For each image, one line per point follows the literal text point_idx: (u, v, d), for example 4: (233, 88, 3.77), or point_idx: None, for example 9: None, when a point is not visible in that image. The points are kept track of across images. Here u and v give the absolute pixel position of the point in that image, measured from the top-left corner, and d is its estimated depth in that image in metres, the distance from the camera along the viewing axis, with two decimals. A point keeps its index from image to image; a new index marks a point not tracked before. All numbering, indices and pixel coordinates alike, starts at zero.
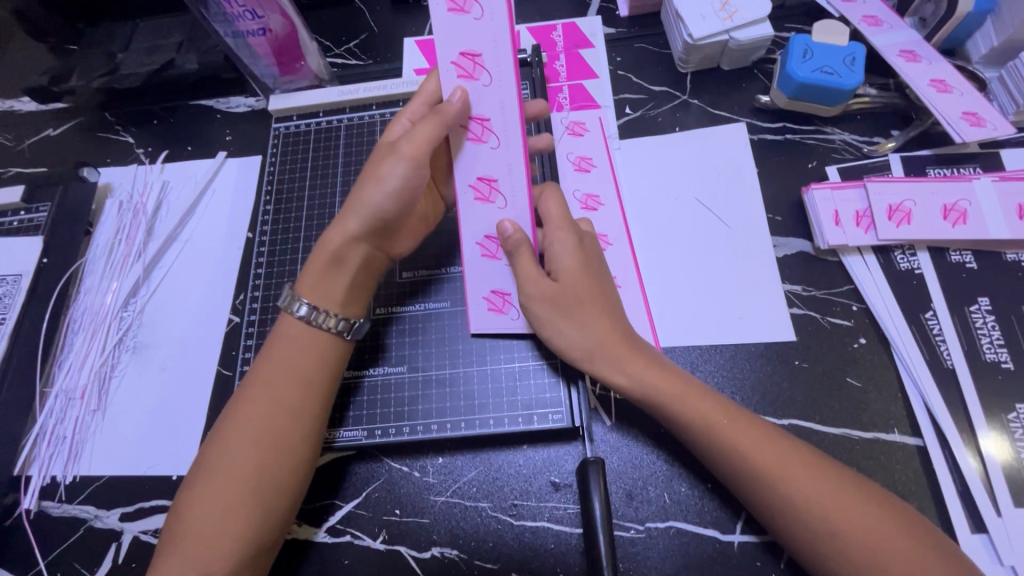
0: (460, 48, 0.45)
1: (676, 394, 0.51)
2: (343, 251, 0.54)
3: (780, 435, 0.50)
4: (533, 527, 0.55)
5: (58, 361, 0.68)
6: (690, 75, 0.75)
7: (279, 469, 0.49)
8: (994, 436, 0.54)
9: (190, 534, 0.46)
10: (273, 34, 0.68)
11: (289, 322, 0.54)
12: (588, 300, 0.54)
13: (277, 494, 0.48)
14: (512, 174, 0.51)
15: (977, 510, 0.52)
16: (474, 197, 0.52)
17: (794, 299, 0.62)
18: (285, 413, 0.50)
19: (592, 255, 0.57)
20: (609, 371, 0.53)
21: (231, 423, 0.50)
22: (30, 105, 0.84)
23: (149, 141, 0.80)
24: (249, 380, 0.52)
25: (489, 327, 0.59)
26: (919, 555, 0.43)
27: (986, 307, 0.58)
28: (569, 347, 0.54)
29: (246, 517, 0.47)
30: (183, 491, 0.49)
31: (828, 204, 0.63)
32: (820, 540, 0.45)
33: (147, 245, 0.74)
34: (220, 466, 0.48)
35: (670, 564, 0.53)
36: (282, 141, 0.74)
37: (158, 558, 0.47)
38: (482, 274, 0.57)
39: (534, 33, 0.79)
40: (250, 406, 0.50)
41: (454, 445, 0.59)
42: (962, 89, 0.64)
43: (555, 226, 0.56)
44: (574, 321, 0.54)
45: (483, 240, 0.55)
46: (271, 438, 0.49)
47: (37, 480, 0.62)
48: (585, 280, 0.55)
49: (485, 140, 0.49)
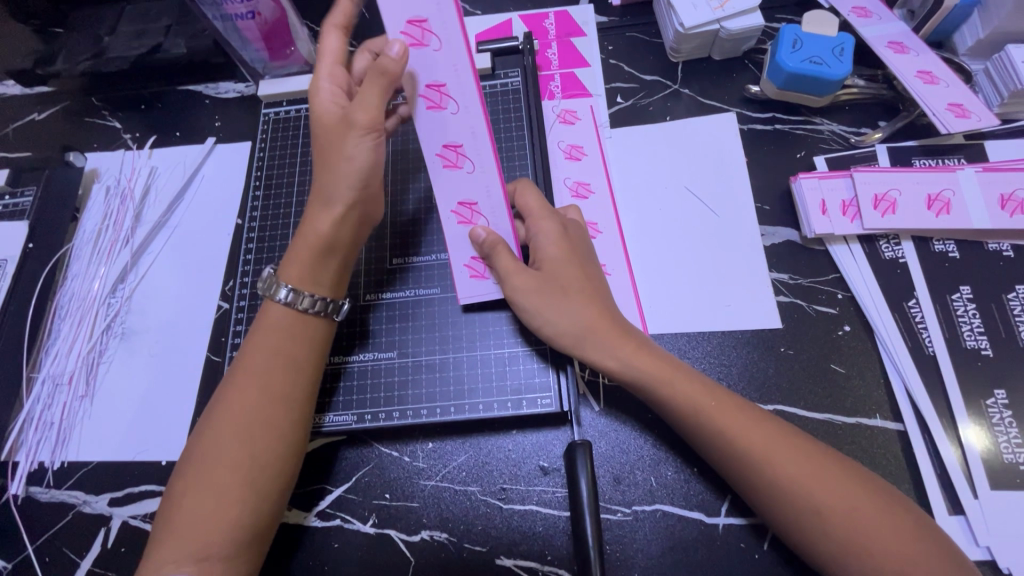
0: (404, 16, 0.42)
1: (664, 377, 0.52)
2: (333, 235, 0.54)
3: (765, 419, 0.50)
4: (522, 511, 0.56)
5: (45, 347, 0.67)
6: (681, 65, 0.75)
7: (270, 454, 0.49)
8: (973, 424, 0.55)
9: (183, 520, 0.46)
10: (262, 18, 0.67)
11: (273, 308, 0.54)
12: (575, 288, 0.55)
13: (270, 477, 0.49)
14: (476, 138, 0.48)
15: (954, 492, 0.53)
16: (442, 164, 0.50)
17: (781, 288, 0.63)
18: (275, 397, 0.50)
19: (575, 244, 0.57)
20: (602, 355, 0.53)
21: (221, 408, 0.50)
22: (15, 88, 0.82)
23: (137, 127, 0.79)
24: (237, 366, 0.52)
25: (474, 294, 0.59)
26: (901, 533, 0.44)
27: (967, 295, 0.59)
28: (564, 333, 0.54)
29: (241, 500, 0.47)
30: (174, 478, 0.49)
31: (815, 193, 0.64)
32: (805, 518, 0.46)
33: (135, 231, 0.73)
34: (209, 451, 0.48)
35: (656, 546, 0.54)
36: (271, 126, 0.73)
37: (151, 547, 0.46)
38: (459, 243, 0.56)
39: (526, 21, 0.79)
40: (238, 390, 0.50)
41: (445, 430, 0.59)
42: (948, 81, 0.65)
43: (539, 219, 0.57)
44: (562, 310, 0.54)
45: (456, 208, 0.53)
46: (262, 421, 0.49)
47: (25, 465, 0.62)
48: (572, 268, 0.56)
49: (444, 106, 0.46)
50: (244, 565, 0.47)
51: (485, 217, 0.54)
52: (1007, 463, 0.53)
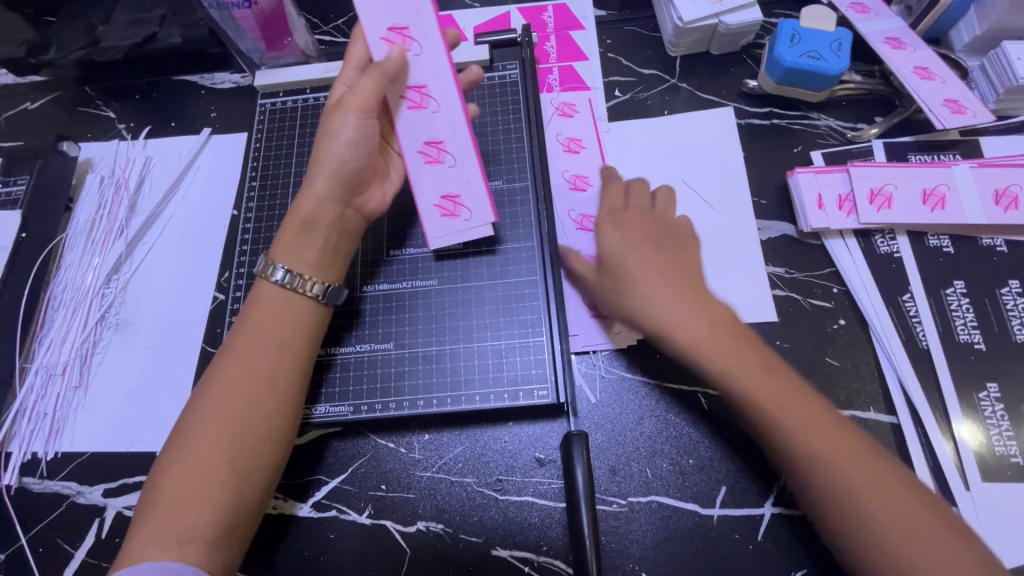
0: None
1: (721, 353, 0.50)
2: (314, 213, 0.54)
3: (809, 394, 0.50)
4: (517, 502, 0.56)
5: (38, 337, 0.67)
6: (680, 59, 0.75)
7: (257, 437, 0.49)
8: (966, 419, 0.55)
9: (165, 501, 0.45)
10: (258, 7, 0.67)
11: (265, 290, 0.53)
12: (657, 268, 0.55)
13: (255, 461, 0.48)
14: (441, 77, 0.50)
15: (946, 484, 0.54)
16: (408, 107, 0.51)
17: (777, 281, 0.63)
18: (264, 378, 0.50)
19: (649, 231, 0.58)
20: (674, 330, 0.52)
21: (209, 390, 0.49)
22: (7, 77, 0.81)
23: (131, 117, 0.79)
24: (227, 349, 0.51)
25: (444, 235, 0.57)
26: (909, 514, 0.44)
27: (961, 290, 0.60)
28: (654, 313, 0.53)
29: (225, 483, 0.47)
30: (158, 460, 0.48)
31: (811, 187, 0.64)
32: (831, 498, 0.45)
33: (130, 222, 0.72)
34: (194, 431, 0.48)
35: (651, 538, 0.54)
36: (268, 116, 0.72)
37: (132, 529, 0.45)
38: (425, 183, 0.55)
39: (524, 14, 0.79)
40: (227, 371, 0.50)
41: (439, 421, 0.59)
42: (945, 77, 0.65)
43: (614, 215, 0.60)
44: (652, 291, 0.53)
45: (423, 147, 0.53)
46: (250, 405, 0.49)
47: (18, 456, 0.62)
48: (652, 252, 0.56)
49: (407, 48, 0.49)
50: (227, 549, 0.47)
51: (451, 154, 0.54)
52: (998, 455, 0.54)
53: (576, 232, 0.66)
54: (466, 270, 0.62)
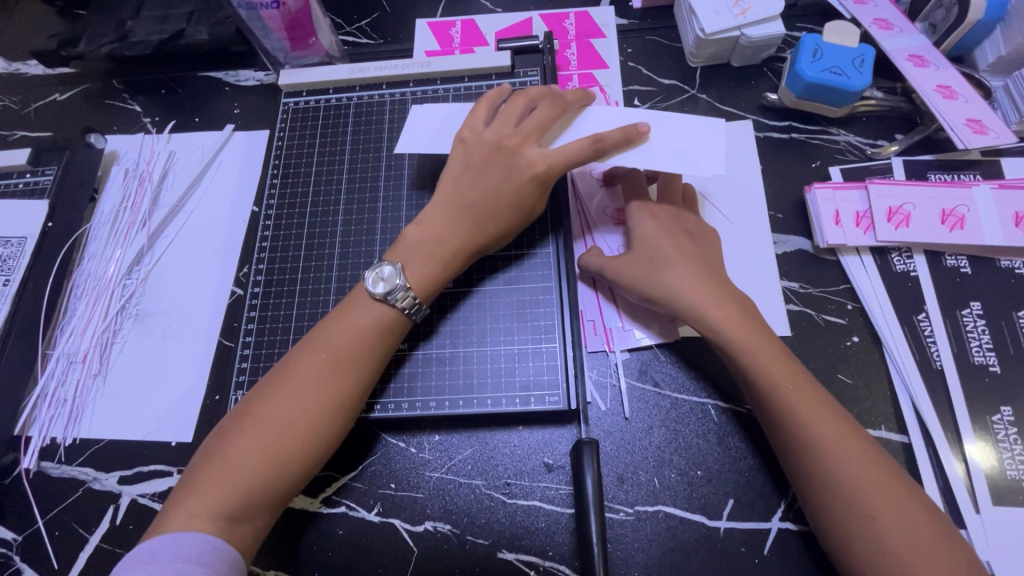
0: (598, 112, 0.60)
1: (752, 345, 0.52)
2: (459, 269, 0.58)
3: (830, 403, 0.50)
4: (525, 506, 0.56)
5: (61, 325, 0.69)
6: (700, 70, 0.75)
7: (328, 437, 0.50)
8: (979, 441, 0.55)
9: (211, 473, 0.47)
10: (286, 8, 0.68)
11: (370, 302, 0.54)
12: (689, 253, 0.57)
13: (317, 459, 0.50)
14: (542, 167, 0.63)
15: (956, 506, 0.54)
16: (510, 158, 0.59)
17: (791, 296, 0.63)
18: (351, 380, 0.51)
19: (681, 224, 0.60)
20: (709, 308, 0.53)
21: (284, 375, 0.51)
22: (38, 68, 0.83)
23: (157, 111, 0.80)
24: (318, 339, 0.52)
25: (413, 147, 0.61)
26: (916, 529, 0.45)
27: (977, 311, 0.60)
28: (681, 292, 0.55)
29: (286, 474, 0.48)
30: (227, 429, 0.49)
31: (829, 204, 0.64)
32: (841, 504, 0.47)
33: (152, 214, 0.74)
34: (273, 414, 0.49)
35: (656, 547, 0.54)
36: (291, 116, 0.73)
37: (174, 495, 0.47)
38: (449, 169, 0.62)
39: (547, 21, 0.80)
40: (316, 362, 0.51)
41: (451, 423, 0.60)
42: (967, 96, 0.65)
43: (647, 206, 0.61)
44: (684, 274, 0.55)
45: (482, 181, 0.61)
46: (315, 400, 0.49)
47: (38, 440, 0.63)
48: (685, 240, 0.58)
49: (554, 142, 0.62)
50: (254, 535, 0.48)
51: None
52: (1010, 479, 0.54)
53: (611, 228, 0.67)
54: (482, 274, 0.63)
